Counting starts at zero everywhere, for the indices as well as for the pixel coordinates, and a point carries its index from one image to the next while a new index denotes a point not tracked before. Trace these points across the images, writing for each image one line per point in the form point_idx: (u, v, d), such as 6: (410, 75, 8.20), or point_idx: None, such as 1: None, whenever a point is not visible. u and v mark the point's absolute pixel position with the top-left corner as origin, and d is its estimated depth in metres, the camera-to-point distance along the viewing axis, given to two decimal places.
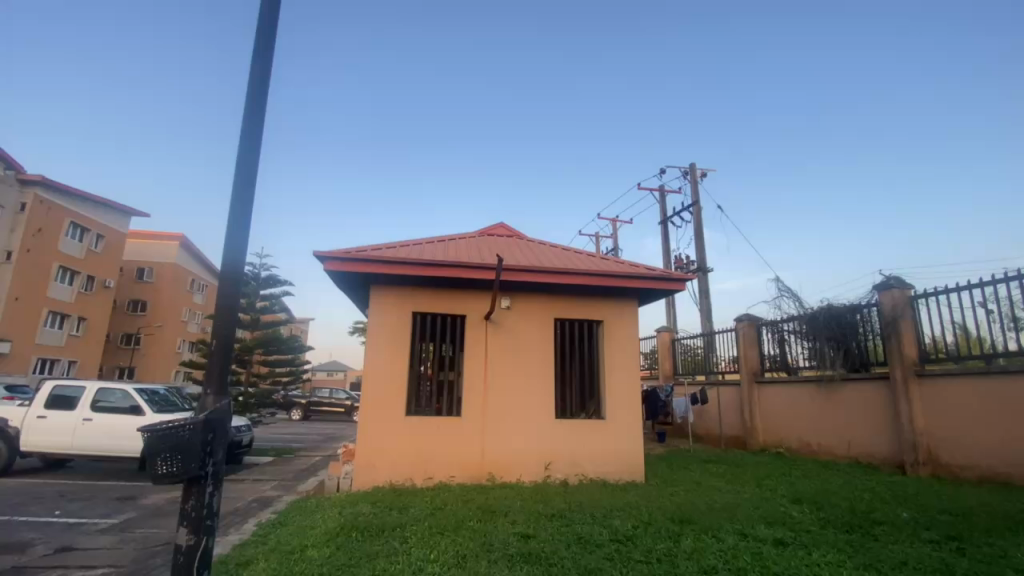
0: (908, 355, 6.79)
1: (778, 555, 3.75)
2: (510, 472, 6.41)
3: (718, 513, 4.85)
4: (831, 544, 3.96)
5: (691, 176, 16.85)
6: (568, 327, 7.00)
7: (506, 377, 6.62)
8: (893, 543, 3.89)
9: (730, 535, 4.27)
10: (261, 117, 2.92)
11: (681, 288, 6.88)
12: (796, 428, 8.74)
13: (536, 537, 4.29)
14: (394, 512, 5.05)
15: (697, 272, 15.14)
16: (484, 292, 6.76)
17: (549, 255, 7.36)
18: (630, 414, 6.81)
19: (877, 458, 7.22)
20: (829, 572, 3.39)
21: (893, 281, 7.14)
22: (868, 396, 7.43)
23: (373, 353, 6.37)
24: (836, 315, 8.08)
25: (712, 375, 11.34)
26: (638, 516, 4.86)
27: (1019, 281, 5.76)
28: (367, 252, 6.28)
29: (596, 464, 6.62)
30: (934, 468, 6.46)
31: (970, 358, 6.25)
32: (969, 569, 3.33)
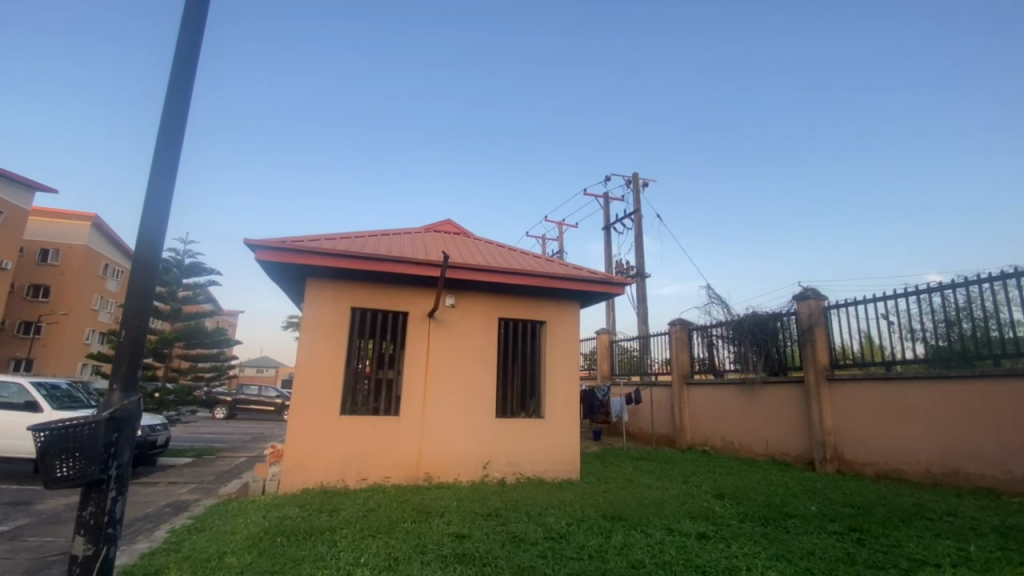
0: (820, 361, 7.40)
1: (700, 548, 3.95)
2: (448, 471, 6.36)
3: (647, 509, 5.04)
4: (748, 536, 4.22)
5: (634, 185, 17.50)
6: (511, 327, 7.02)
7: (447, 376, 6.55)
8: (802, 535, 4.20)
9: (657, 530, 4.44)
10: (187, 88, 2.70)
11: (621, 291, 7.09)
12: (720, 427, 9.27)
13: (470, 537, 4.27)
14: (323, 515, 4.86)
15: (636, 278, 15.68)
16: (428, 289, 6.65)
17: (495, 254, 7.36)
18: (568, 413, 6.94)
19: (791, 456, 7.79)
20: (746, 563, 3.61)
21: (810, 292, 7.75)
22: (785, 398, 8.01)
23: (307, 349, 6.09)
24: (760, 322, 8.63)
25: (647, 377, 11.79)
26: (572, 514, 4.95)
27: (916, 296, 6.41)
28: (303, 243, 5.99)
29: (534, 463, 6.69)
30: (838, 465, 7.07)
31: (872, 364, 6.87)
32: (867, 558, 3.65)
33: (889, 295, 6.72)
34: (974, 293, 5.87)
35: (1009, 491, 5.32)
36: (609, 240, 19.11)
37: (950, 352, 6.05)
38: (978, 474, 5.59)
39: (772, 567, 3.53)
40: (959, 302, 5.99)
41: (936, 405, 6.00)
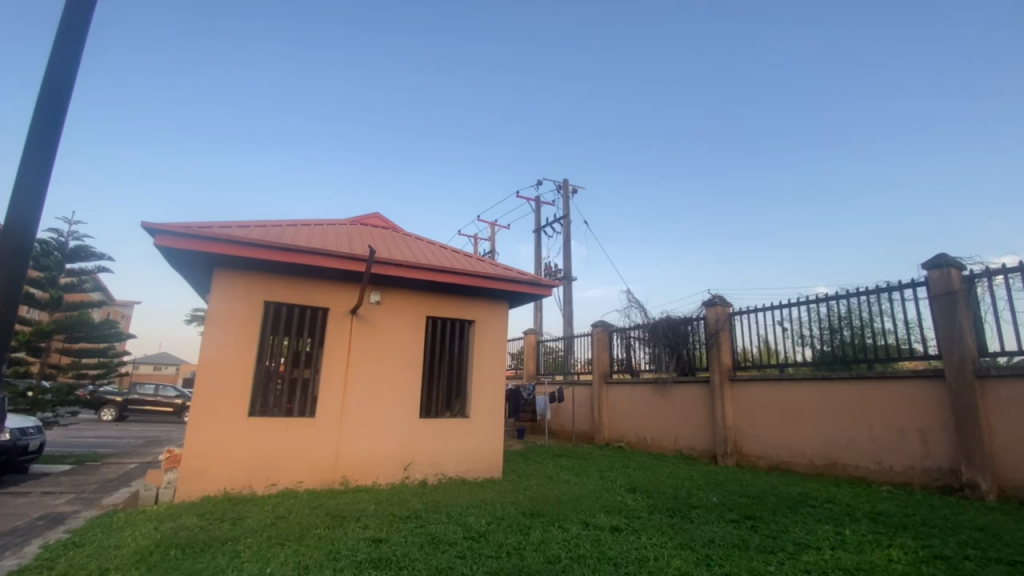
0: (724, 362, 8.04)
1: (613, 541, 4.13)
2: (367, 474, 6.16)
3: (565, 505, 5.19)
4: (656, 527, 4.47)
5: (564, 191, 18.01)
6: (439, 326, 6.93)
7: (368, 375, 6.34)
8: (705, 524, 4.52)
9: (574, 524, 4.59)
10: (80, 40, 2.43)
11: (548, 293, 7.24)
12: (635, 425, 9.76)
13: (388, 540, 4.16)
14: (226, 524, 4.51)
15: (563, 280, 16.14)
16: (351, 284, 6.40)
17: (424, 251, 7.23)
18: (493, 412, 6.98)
19: (696, 450, 8.37)
20: (654, 553, 3.82)
21: (717, 298, 8.38)
22: (693, 396, 8.60)
23: (213, 345, 5.63)
24: (673, 325, 9.20)
25: (570, 376, 12.14)
26: (492, 513, 4.97)
27: (806, 305, 7.14)
28: (212, 230, 5.52)
29: (457, 463, 6.65)
30: (738, 459, 7.70)
31: (768, 366, 7.55)
32: (759, 543, 4.00)
33: (785, 304, 7.44)
34: (854, 304, 6.62)
35: (877, 479, 6.06)
36: (539, 243, 19.49)
37: (832, 356, 6.76)
38: (853, 465, 6.30)
39: (677, 556, 3.75)
40: (841, 312, 6.75)
41: (821, 403, 6.71)
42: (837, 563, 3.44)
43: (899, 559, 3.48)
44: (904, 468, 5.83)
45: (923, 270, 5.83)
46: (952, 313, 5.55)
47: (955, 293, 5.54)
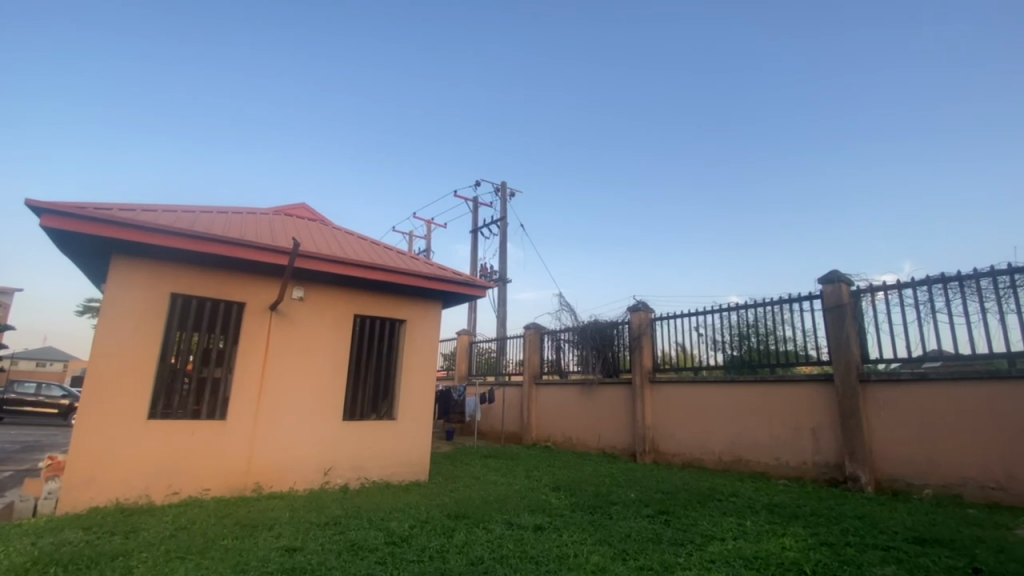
0: (645, 365, 8.45)
1: (536, 539, 4.20)
2: (282, 479, 5.83)
3: (490, 506, 5.21)
4: (577, 524, 4.61)
5: (502, 193, 18.13)
6: (367, 325, 6.70)
7: (287, 375, 6.00)
8: (622, 520, 4.72)
9: (498, 524, 4.62)
10: None
11: (481, 294, 7.22)
12: (562, 425, 10.01)
13: (303, 549, 3.95)
14: (117, 538, 4.08)
15: (498, 281, 16.26)
16: (272, 278, 6.04)
17: (353, 246, 6.97)
18: (421, 414, 6.87)
19: (617, 449, 8.72)
20: (574, 550, 3.92)
21: (641, 304, 8.80)
22: (616, 397, 8.96)
23: (108, 339, 5.09)
24: (600, 329, 9.53)
25: (501, 377, 12.23)
26: (415, 516, 4.88)
27: (720, 313, 7.68)
28: (110, 212, 4.98)
29: (381, 466, 6.47)
30: (655, 456, 8.12)
31: (684, 368, 8.04)
32: (671, 536, 4.23)
33: (701, 311, 7.96)
34: (761, 313, 7.21)
35: (775, 474, 6.62)
36: (475, 244, 19.47)
37: (740, 361, 7.32)
38: (756, 461, 6.85)
39: (596, 552, 3.88)
40: (749, 320, 7.33)
41: (730, 404, 7.23)
42: (739, 553, 3.71)
43: (792, 547, 3.82)
44: (798, 463, 6.42)
45: (820, 284, 6.46)
46: (842, 323, 6.19)
47: (844, 305, 6.20)
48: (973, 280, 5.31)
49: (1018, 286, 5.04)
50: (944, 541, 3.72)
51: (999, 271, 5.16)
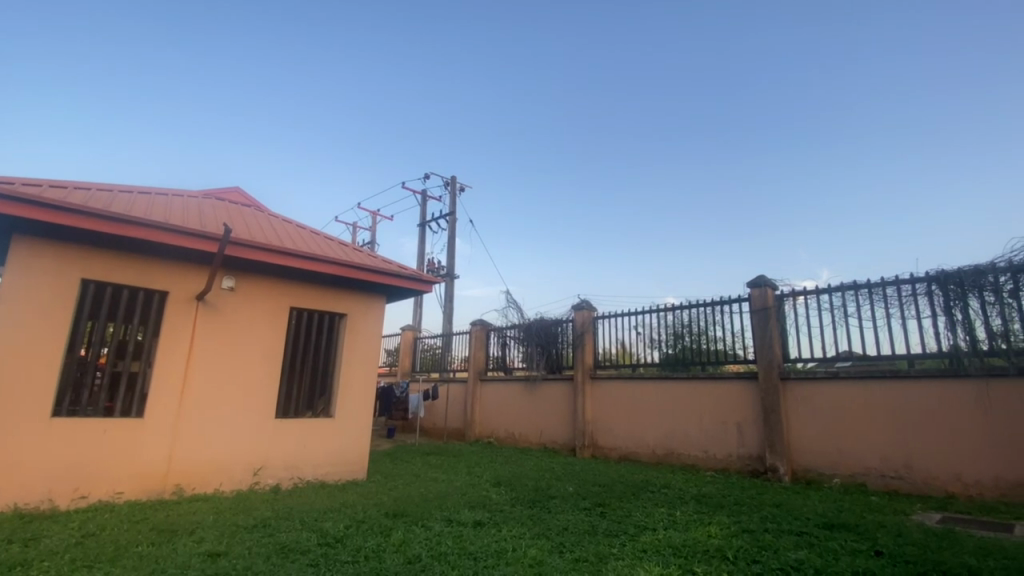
0: (587, 362, 8.67)
1: (474, 535, 4.20)
2: (207, 480, 5.49)
3: (430, 503, 5.16)
4: (517, 519, 4.65)
5: (451, 188, 17.96)
6: (304, 318, 6.42)
7: (215, 370, 5.65)
8: (560, 513, 4.81)
9: (437, 522, 4.58)
10: None
11: (426, 289, 7.11)
12: (505, 421, 10.07)
13: (227, 553, 3.73)
14: (11, 547, 3.67)
15: (446, 277, 16.11)
16: (199, 267, 5.65)
17: (291, 235, 6.65)
18: (360, 411, 6.67)
19: (558, 444, 8.89)
20: (512, 545, 3.95)
21: (584, 303, 9.01)
22: (558, 393, 9.13)
23: (4, 328, 4.57)
24: (546, 326, 9.67)
25: (445, 373, 12.13)
26: (351, 516, 4.73)
27: (658, 312, 8.00)
28: (9, 187, 4.45)
29: (316, 466, 6.23)
30: (593, 450, 8.35)
31: (623, 365, 8.30)
32: (606, 527, 4.37)
33: (641, 310, 8.26)
34: (695, 313, 7.58)
35: (703, 466, 6.99)
36: (423, 238, 19.18)
37: (675, 359, 7.66)
38: (686, 454, 7.20)
39: (533, 545, 3.94)
40: (684, 319, 7.68)
41: (665, 400, 7.56)
42: (668, 542, 3.88)
43: (716, 534, 4.05)
44: (724, 455, 6.81)
45: (748, 288, 6.88)
46: (766, 325, 6.62)
47: (769, 308, 6.64)
48: (880, 287, 5.84)
49: (917, 294, 5.59)
50: (849, 526, 4.08)
51: (903, 279, 5.70)
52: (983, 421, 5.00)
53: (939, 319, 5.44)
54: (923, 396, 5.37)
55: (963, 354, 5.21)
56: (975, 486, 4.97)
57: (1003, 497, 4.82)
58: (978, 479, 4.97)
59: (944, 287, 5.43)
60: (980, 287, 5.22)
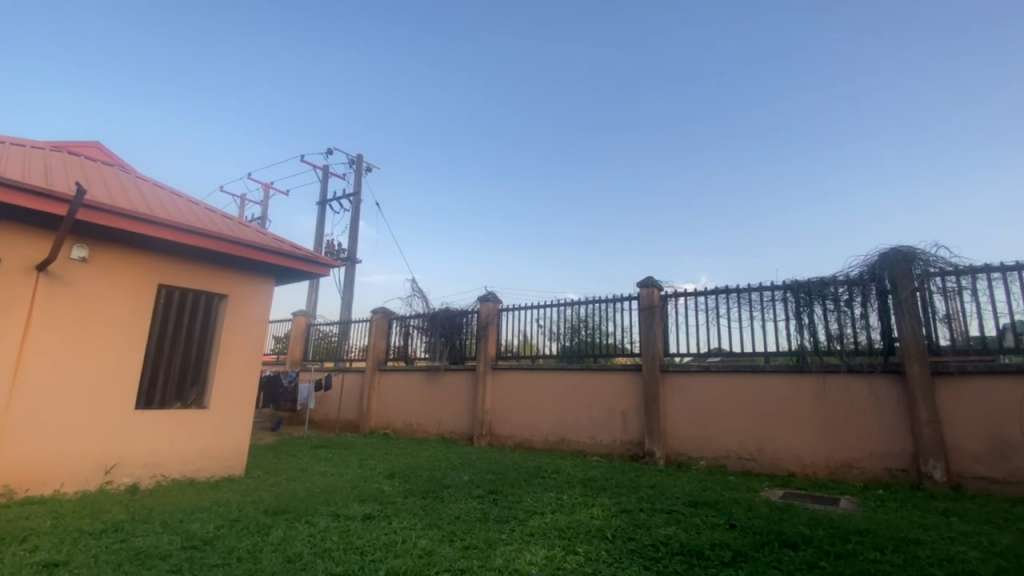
0: (489, 353, 8.77)
1: (363, 529, 4.06)
2: (44, 481, 4.70)
3: (315, 498, 4.89)
4: (408, 510, 4.58)
5: (357, 167, 17.09)
6: (176, 298, 5.73)
7: (59, 353, 4.85)
8: (453, 502, 4.83)
9: (323, 517, 4.36)
10: None
11: (322, 272, 6.69)
12: (402, 411, 9.86)
13: (67, 563, 3.23)
14: None
15: (346, 261, 15.35)
16: (42, 231, 4.80)
17: (163, 202, 5.88)
18: (240, 402, 6.12)
19: (456, 434, 8.92)
20: (402, 536, 3.89)
21: (490, 294, 9.10)
22: (458, 383, 9.14)
23: None
24: (450, 316, 9.64)
25: (341, 363, 11.57)
26: (224, 516, 4.32)
27: (559, 306, 8.31)
28: None
29: (184, 462, 5.62)
30: (490, 439, 8.48)
31: (524, 357, 8.53)
32: (497, 514, 4.47)
33: (543, 304, 8.53)
34: (591, 308, 7.99)
35: (591, 452, 7.42)
36: (323, 218, 18.06)
37: (572, 351, 8.03)
38: (576, 441, 7.59)
39: (424, 536, 3.91)
40: (581, 314, 8.07)
41: (560, 390, 7.90)
42: (554, 525, 4.08)
43: (598, 515, 4.33)
44: (609, 442, 7.29)
45: (638, 287, 7.40)
46: (652, 322, 7.18)
47: (654, 306, 7.21)
48: (746, 292, 6.60)
49: (775, 299, 6.41)
50: (711, 503, 4.59)
51: (764, 286, 6.49)
52: (820, 411, 5.88)
53: (790, 322, 6.29)
54: (774, 389, 6.19)
55: (807, 353, 6.09)
56: (810, 465, 5.85)
57: (830, 473, 5.72)
58: (813, 459, 5.85)
59: (796, 294, 6.28)
60: (824, 297, 6.11)
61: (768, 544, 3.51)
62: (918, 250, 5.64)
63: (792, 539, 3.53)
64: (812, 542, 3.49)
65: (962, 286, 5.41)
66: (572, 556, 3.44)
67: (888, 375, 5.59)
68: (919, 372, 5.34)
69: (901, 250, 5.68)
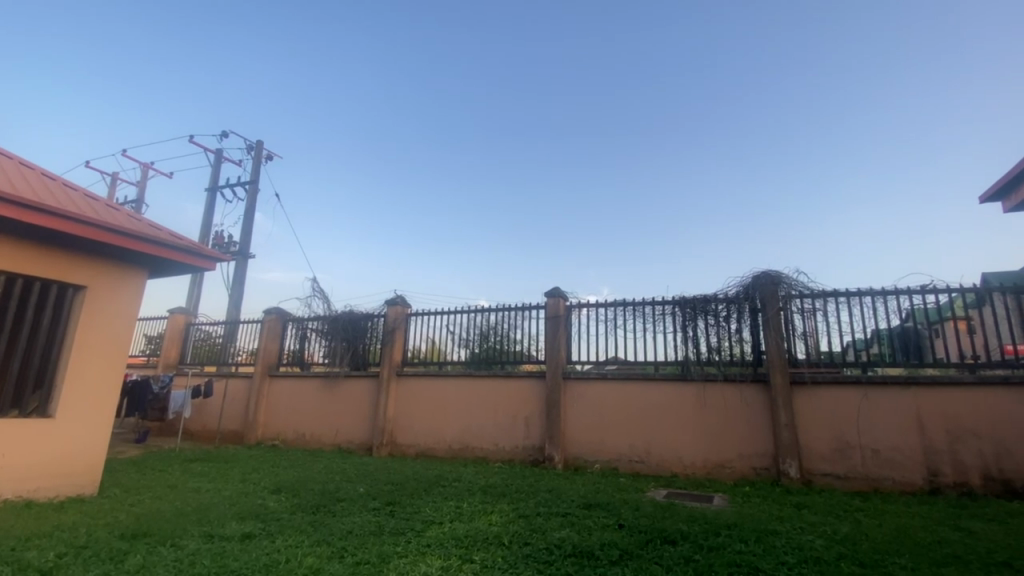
0: (394, 358, 8.50)
1: (241, 550, 3.70)
2: None
3: (185, 518, 4.36)
4: (295, 527, 4.26)
5: (256, 153, 15.78)
6: (19, 287, 4.87)
7: None
8: (346, 516, 4.58)
9: (193, 539, 3.90)
10: None
11: (208, 267, 6.08)
12: (295, 420, 9.20)
13: None
14: None
15: (238, 256, 14.09)
16: None
17: (7, 173, 4.96)
18: (97, 411, 5.32)
19: (354, 443, 8.50)
20: (286, 556, 3.60)
21: (398, 298, 8.83)
22: (359, 390, 8.74)
23: None
24: (354, 320, 9.23)
25: (225, 367, 10.52)
26: (66, 543, 3.69)
27: (469, 312, 8.29)
28: None
29: (19, 479, 4.73)
30: (390, 449, 8.18)
31: (430, 363, 8.38)
32: (392, 526, 4.31)
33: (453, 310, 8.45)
34: (500, 316, 8.07)
35: (493, 458, 7.46)
36: (212, 206, 16.42)
37: (479, 359, 8.04)
38: (479, 448, 7.59)
39: (311, 553, 3.66)
40: (490, 322, 8.12)
41: (465, 396, 7.87)
42: (452, 534, 4.03)
43: (496, 522, 4.35)
44: (511, 448, 7.39)
45: (545, 296, 7.62)
46: (557, 331, 7.42)
47: (559, 316, 7.46)
48: (641, 305, 7.06)
49: (665, 312, 6.94)
50: (603, 504, 4.82)
51: (657, 300, 7.00)
52: (700, 416, 6.45)
53: (678, 334, 6.84)
54: (663, 395, 6.68)
55: (691, 363, 6.66)
56: (690, 466, 6.38)
57: (707, 473, 6.29)
58: (693, 460, 6.39)
59: (683, 309, 6.86)
60: (706, 312, 6.74)
61: (651, 541, 3.76)
62: (783, 274, 6.44)
63: (672, 536, 3.81)
64: (689, 537, 3.79)
65: (816, 307, 6.25)
66: (468, 565, 3.42)
67: (757, 384, 6.29)
68: (781, 381, 6.08)
69: (769, 273, 6.46)
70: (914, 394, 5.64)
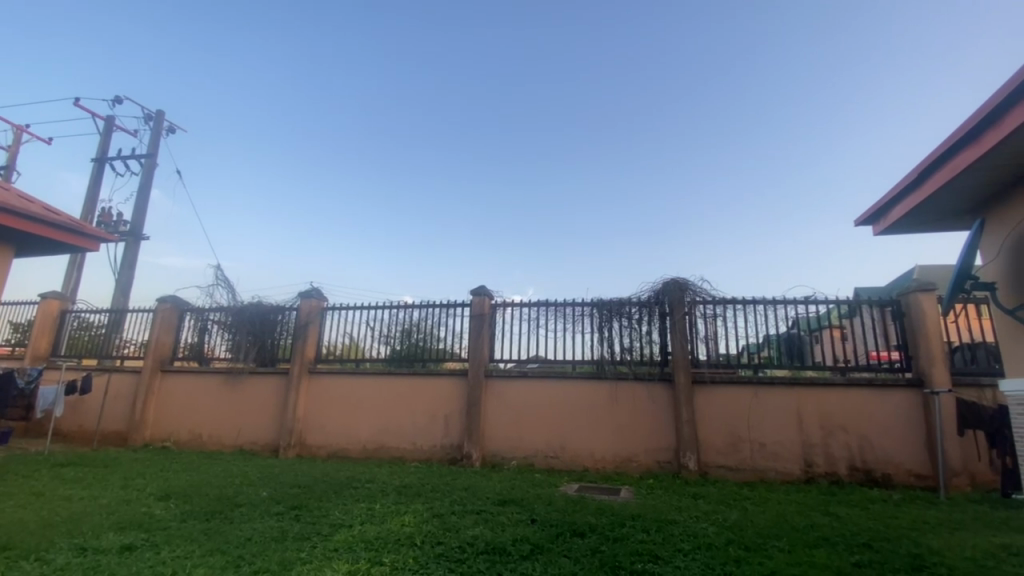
0: (307, 354, 8.07)
1: (119, 564, 3.32)
2: None
3: (52, 530, 3.84)
4: (185, 536, 3.90)
5: (156, 124, 14.27)
6: None
7: None
8: (245, 522, 4.27)
9: (61, 553, 3.45)
10: None
11: (92, 248, 5.43)
12: (191, 420, 8.44)
13: None
14: None
15: (129, 236, 12.66)
16: None
17: None
18: None
19: (258, 445, 7.96)
20: (174, 567, 3.29)
21: (313, 291, 8.39)
22: (266, 388, 8.19)
23: None
24: (263, 312, 8.64)
25: (107, 361, 9.41)
26: None
27: (390, 308, 8.06)
28: None
29: None
30: (298, 450, 7.75)
31: (346, 360, 8.04)
32: (297, 531, 4.09)
33: (374, 305, 8.18)
34: (422, 313, 7.92)
35: (409, 457, 7.32)
36: (99, 179, 14.63)
37: (399, 356, 7.84)
38: (394, 448, 7.41)
39: (202, 564, 3.37)
40: (412, 318, 7.96)
41: (382, 395, 7.66)
42: (362, 537, 3.89)
43: (409, 522, 4.27)
44: (428, 447, 7.30)
45: (470, 294, 7.59)
46: (480, 330, 7.43)
47: (483, 314, 7.47)
48: (562, 306, 7.25)
49: (583, 313, 7.18)
50: (517, 500, 4.90)
51: (576, 302, 7.22)
52: (612, 413, 6.76)
53: (594, 334, 7.11)
54: (578, 393, 6.92)
55: (605, 362, 6.95)
56: (601, 461, 6.66)
57: (616, 467, 6.60)
58: (603, 456, 6.68)
59: (600, 310, 7.14)
60: (621, 314, 7.08)
61: (561, 535, 3.88)
62: (690, 281, 6.92)
63: (580, 528, 3.96)
64: (596, 529, 3.96)
65: (717, 312, 6.77)
66: (377, 568, 3.32)
67: (663, 383, 6.71)
68: (684, 380, 6.53)
69: (678, 280, 6.90)
70: (796, 393, 6.30)
